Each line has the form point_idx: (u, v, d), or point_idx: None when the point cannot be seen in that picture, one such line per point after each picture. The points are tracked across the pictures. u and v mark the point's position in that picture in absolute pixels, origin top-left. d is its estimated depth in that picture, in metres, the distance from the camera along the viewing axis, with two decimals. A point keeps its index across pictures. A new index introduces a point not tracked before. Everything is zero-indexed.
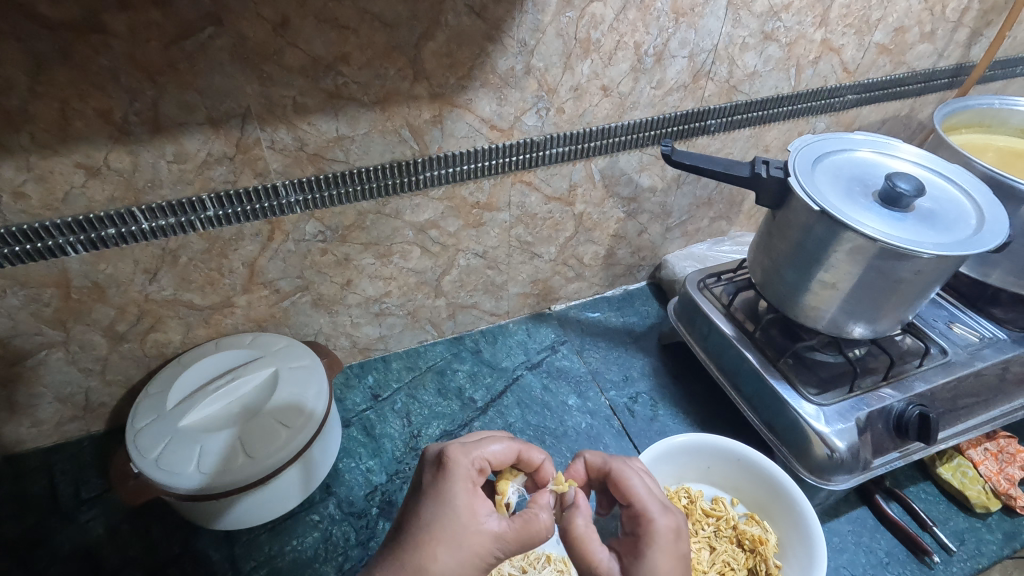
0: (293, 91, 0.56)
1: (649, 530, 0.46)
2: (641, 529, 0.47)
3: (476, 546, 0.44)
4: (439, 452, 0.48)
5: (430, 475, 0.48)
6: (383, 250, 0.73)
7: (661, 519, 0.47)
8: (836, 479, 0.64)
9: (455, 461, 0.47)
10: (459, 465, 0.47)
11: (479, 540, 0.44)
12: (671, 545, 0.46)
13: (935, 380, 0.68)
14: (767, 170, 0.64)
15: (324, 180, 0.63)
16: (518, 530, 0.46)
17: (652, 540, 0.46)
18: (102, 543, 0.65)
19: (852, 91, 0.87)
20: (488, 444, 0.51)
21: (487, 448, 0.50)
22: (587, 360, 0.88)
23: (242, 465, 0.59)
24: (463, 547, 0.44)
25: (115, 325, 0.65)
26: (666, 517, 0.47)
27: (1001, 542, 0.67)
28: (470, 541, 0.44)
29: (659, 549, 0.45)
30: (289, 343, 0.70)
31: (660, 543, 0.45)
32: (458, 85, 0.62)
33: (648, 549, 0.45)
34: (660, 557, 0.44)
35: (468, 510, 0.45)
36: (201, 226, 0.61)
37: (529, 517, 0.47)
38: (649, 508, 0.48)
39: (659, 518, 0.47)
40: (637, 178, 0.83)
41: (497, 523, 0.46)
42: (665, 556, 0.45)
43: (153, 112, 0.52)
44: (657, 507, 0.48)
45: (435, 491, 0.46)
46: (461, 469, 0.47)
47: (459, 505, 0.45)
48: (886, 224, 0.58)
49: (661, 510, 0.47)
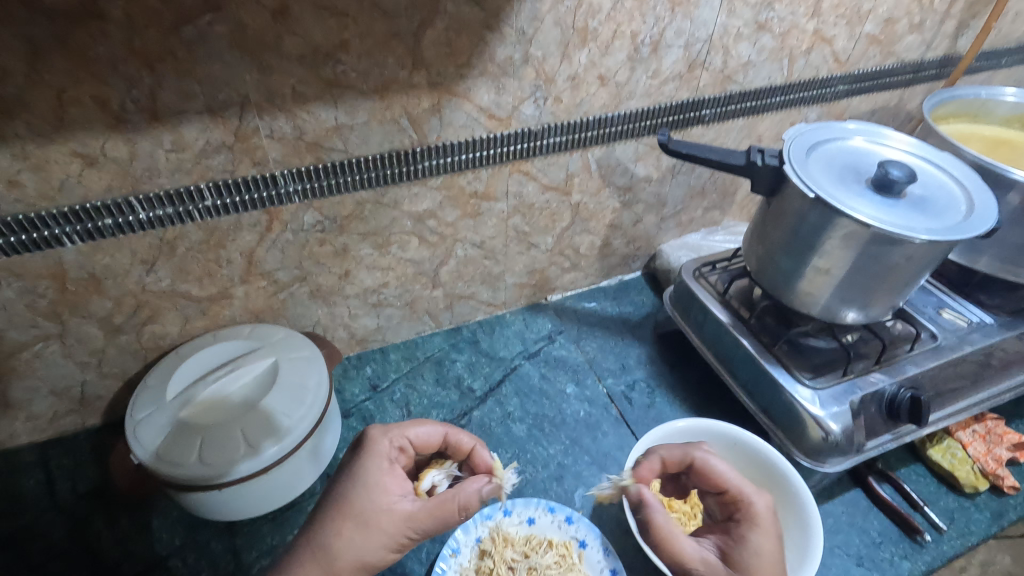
0: (293, 80, 0.56)
1: (752, 515, 0.55)
2: (741, 517, 0.56)
3: (381, 521, 0.51)
4: (364, 434, 0.58)
5: (353, 456, 0.57)
6: (381, 240, 0.73)
7: (758, 499, 0.56)
8: (830, 461, 0.66)
9: (365, 441, 0.57)
10: (360, 470, 0.54)
11: (379, 512, 0.52)
12: (757, 524, 0.54)
13: (925, 364, 0.70)
14: (762, 159, 0.65)
15: (323, 169, 0.63)
16: (429, 511, 0.52)
17: (756, 521, 0.54)
18: (102, 536, 0.65)
19: (843, 81, 0.88)
20: (412, 426, 0.59)
21: (410, 431, 0.59)
22: (584, 349, 0.89)
23: (244, 456, 0.58)
24: (369, 523, 0.51)
25: (112, 316, 0.65)
26: (760, 498, 0.56)
27: (989, 520, 0.69)
28: (371, 515, 0.52)
29: (761, 532, 0.54)
30: (287, 333, 0.70)
31: (759, 525, 0.54)
32: (456, 74, 0.62)
33: (752, 531, 0.54)
34: (762, 536, 0.53)
35: (379, 487, 0.53)
36: (199, 216, 0.61)
37: (445, 499, 0.53)
38: (744, 493, 0.57)
39: (755, 500, 0.56)
40: (633, 168, 0.83)
41: (411, 505, 0.53)
42: (764, 536, 0.54)
43: (151, 100, 0.52)
44: (748, 488, 0.57)
45: (354, 466, 0.55)
46: (379, 449, 0.56)
47: (371, 476, 0.54)
48: (879, 211, 0.59)
49: (756, 492, 0.56)
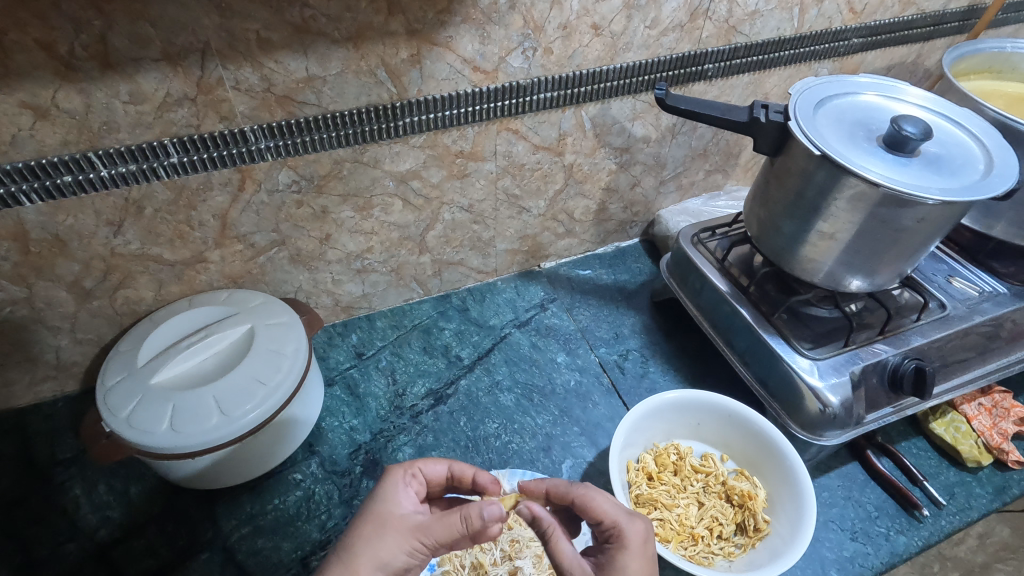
0: (257, 25, 0.52)
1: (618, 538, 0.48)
2: (612, 538, 0.48)
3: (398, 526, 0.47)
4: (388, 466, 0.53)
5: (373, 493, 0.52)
6: (362, 202, 0.70)
7: (629, 525, 0.48)
8: (828, 434, 0.63)
9: (383, 493, 0.50)
10: (385, 498, 0.49)
11: (399, 519, 0.47)
12: (640, 548, 0.47)
13: (932, 334, 0.66)
14: (766, 114, 0.60)
15: (296, 125, 0.59)
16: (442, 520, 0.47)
17: (625, 543, 0.47)
18: (79, 503, 0.64)
19: (857, 34, 0.82)
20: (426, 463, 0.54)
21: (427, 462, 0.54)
22: (577, 318, 0.86)
23: (217, 424, 0.56)
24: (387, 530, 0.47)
25: (81, 281, 0.62)
26: (634, 524, 0.48)
27: (991, 496, 0.67)
28: (391, 520, 0.47)
29: (629, 553, 0.47)
30: (265, 299, 0.67)
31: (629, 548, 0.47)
32: (437, 20, 0.58)
33: (620, 554, 0.47)
34: (631, 562, 0.46)
35: (395, 501, 0.49)
36: (165, 174, 0.58)
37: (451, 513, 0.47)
38: (616, 520, 0.49)
39: (627, 525, 0.48)
40: (630, 127, 0.79)
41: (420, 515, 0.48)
42: (635, 558, 0.46)
43: (102, 45, 0.48)
44: (620, 515, 0.49)
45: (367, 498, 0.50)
46: (395, 472, 0.52)
47: (385, 492, 0.50)
48: (890, 169, 0.55)
49: (631, 517, 0.49)
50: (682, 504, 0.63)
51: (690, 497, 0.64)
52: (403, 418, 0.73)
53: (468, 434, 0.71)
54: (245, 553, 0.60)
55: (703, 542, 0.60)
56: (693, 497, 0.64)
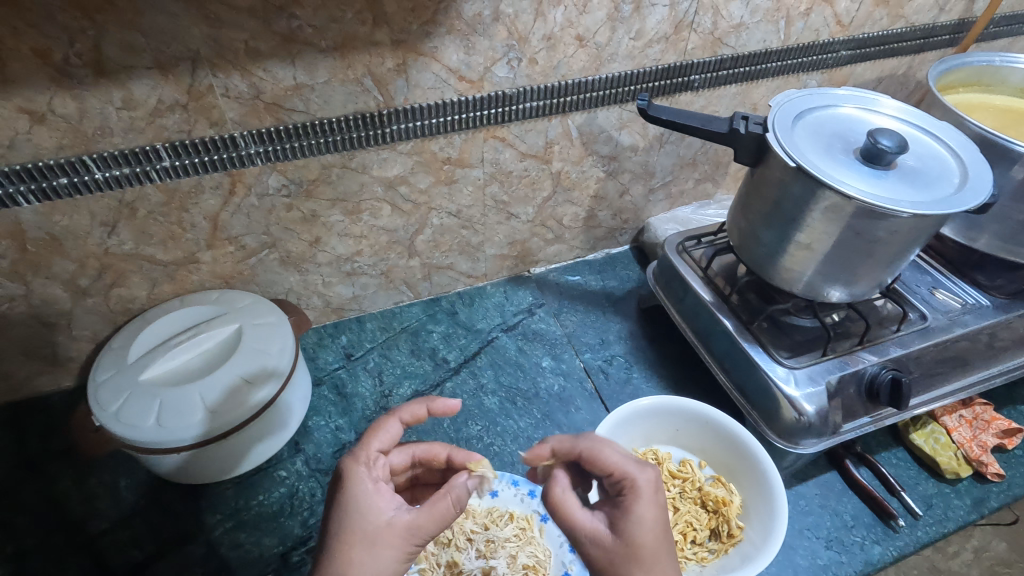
0: (245, 35, 0.53)
1: (629, 488, 0.45)
2: (625, 489, 0.46)
3: (390, 539, 0.42)
4: (333, 469, 0.46)
5: (330, 495, 0.45)
6: (351, 207, 0.72)
7: (641, 474, 0.45)
8: (804, 443, 0.64)
9: (358, 509, 0.43)
10: (363, 511, 0.43)
11: (391, 533, 0.42)
12: (653, 495, 0.45)
13: (911, 345, 0.67)
14: (746, 126, 0.61)
15: (285, 131, 0.61)
16: (429, 516, 0.44)
17: (635, 493, 0.44)
18: (70, 495, 0.66)
19: (845, 46, 0.83)
20: (371, 437, 0.48)
21: (376, 437, 0.48)
22: (564, 323, 0.87)
23: (202, 420, 0.58)
24: (377, 544, 0.42)
25: (76, 279, 0.64)
26: (647, 471, 0.46)
27: (969, 507, 0.67)
28: (382, 536, 0.42)
29: (643, 502, 0.44)
30: (254, 299, 0.69)
31: (644, 498, 0.44)
32: (422, 31, 0.59)
33: (631, 504, 0.44)
34: (645, 511, 0.44)
35: (372, 507, 0.43)
36: (158, 177, 0.60)
37: (437, 497, 0.45)
38: (626, 470, 0.46)
39: (639, 475, 0.45)
40: (616, 136, 0.80)
41: (408, 513, 0.44)
42: (648, 507, 0.44)
43: (95, 53, 0.50)
44: (631, 464, 0.46)
45: (335, 506, 0.44)
46: (357, 473, 0.45)
47: (363, 505, 0.43)
48: (865, 182, 0.56)
49: (642, 466, 0.46)
50: None
51: (665, 503, 0.65)
52: None
53: (451, 436, 0.73)
54: (227, 547, 0.62)
55: (676, 547, 0.61)
56: (669, 502, 0.65)
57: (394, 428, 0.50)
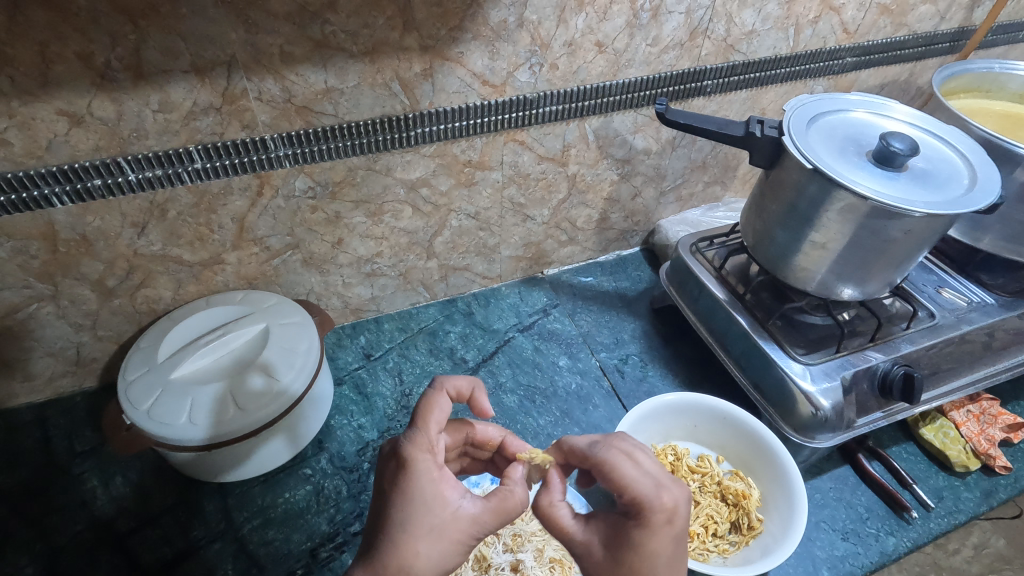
0: (280, 40, 0.55)
1: (640, 515, 0.42)
2: (634, 513, 0.43)
3: (456, 533, 0.43)
4: (397, 448, 0.45)
5: (388, 476, 0.45)
6: (374, 208, 0.73)
7: (655, 500, 0.42)
8: (820, 437, 0.65)
9: (420, 504, 0.43)
10: (429, 506, 0.43)
11: (457, 528, 0.43)
12: (666, 527, 0.42)
13: (921, 342, 0.69)
14: (762, 129, 0.63)
15: (314, 134, 0.63)
16: (496, 508, 0.45)
17: (644, 524, 0.42)
18: (97, 494, 0.66)
19: (851, 53, 0.86)
20: (430, 421, 0.47)
21: (432, 421, 0.48)
22: (579, 323, 0.88)
23: (234, 418, 0.59)
24: (442, 538, 0.42)
25: (104, 279, 0.65)
26: (656, 500, 0.42)
27: (978, 499, 0.69)
28: (448, 530, 0.43)
29: (656, 532, 0.42)
30: (279, 299, 0.70)
31: (653, 526, 0.42)
32: (449, 37, 0.61)
33: (639, 533, 0.42)
34: (650, 542, 0.42)
35: (438, 499, 0.43)
36: (189, 178, 0.61)
37: (505, 492, 0.46)
38: (640, 492, 0.43)
39: (651, 502, 0.42)
40: (631, 140, 0.82)
41: (473, 505, 0.44)
42: (660, 537, 0.42)
43: (136, 57, 0.51)
44: (647, 486, 0.43)
45: (398, 494, 0.43)
46: (423, 461, 0.44)
47: (428, 496, 0.43)
48: (878, 183, 0.58)
49: (659, 490, 0.42)
50: None
51: None
52: (408, 416, 0.75)
53: None
54: (256, 544, 0.63)
55: (698, 540, 0.63)
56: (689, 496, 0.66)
57: (446, 405, 0.49)
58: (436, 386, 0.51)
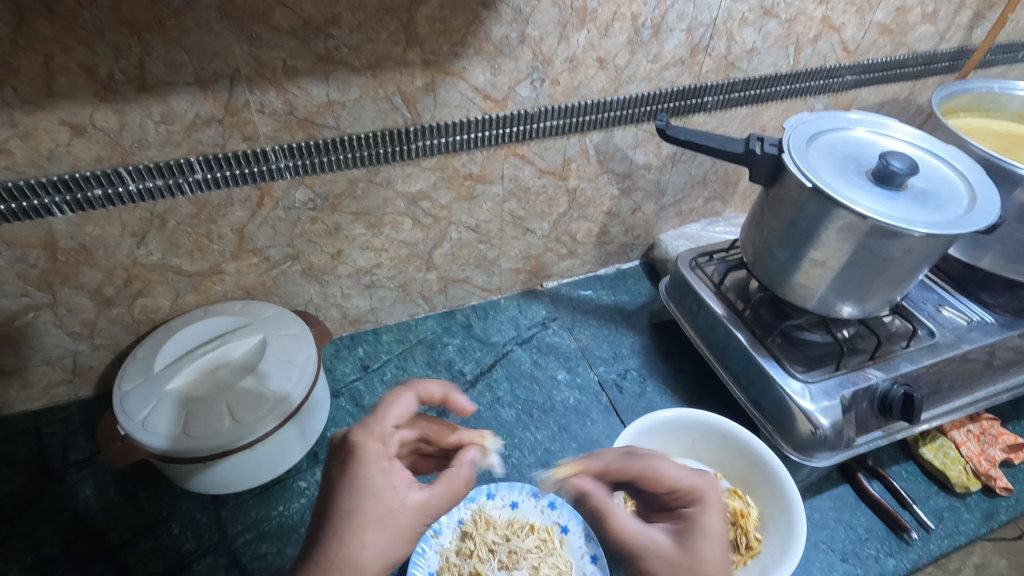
0: (283, 53, 0.55)
1: (699, 498, 0.46)
2: (691, 501, 0.47)
3: (402, 519, 0.44)
4: (344, 438, 0.46)
5: (337, 465, 0.46)
6: (374, 220, 0.73)
7: (705, 482, 0.47)
8: (819, 456, 0.65)
9: (370, 495, 0.43)
10: (376, 496, 0.43)
11: (403, 515, 0.44)
12: (720, 503, 0.46)
13: (921, 361, 0.69)
14: (761, 147, 0.63)
15: (315, 146, 0.63)
16: (441, 494, 0.46)
17: (704, 506, 0.46)
18: (90, 505, 0.66)
19: (851, 72, 0.86)
20: (386, 413, 0.49)
21: (390, 412, 0.49)
22: (577, 337, 0.88)
23: (229, 430, 0.59)
24: (390, 526, 0.43)
25: (103, 288, 0.65)
26: (710, 482, 0.47)
27: (979, 521, 0.68)
28: (393, 516, 0.43)
29: (713, 514, 0.46)
30: (278, 310, 0.70)
31: (710, 507, 0.46)
32: (451, 52, 0.61)
33: (701, 515, 0.45)
34: (713, 523, 0.45)
35: (387, 488, 0.44)
36: (190, 189, 0.61)
37: (452, 476, 0.47)
38: (688, 480, 0.47)
39: (704, 485, 0.47)
40: (632, 154, 0.82)
41: (421, 493, 0.45)
42: (716, 517, 0.45)
43: (140, 69, 0.51)
44: (692, 473, 0.48)
45: (347, 482, 0.44)
46: (372, 450, 0.45)
47: (378, 485, 0.44)
48: (878, 203, 0.58)
49: (706, 477, 0.47)
50: None
51: None
52: None
53: None
54: (249, 558, 0.62)
55: None
56: None
57: (408, 401, 0.51)
58: (403, 385, 0.53)
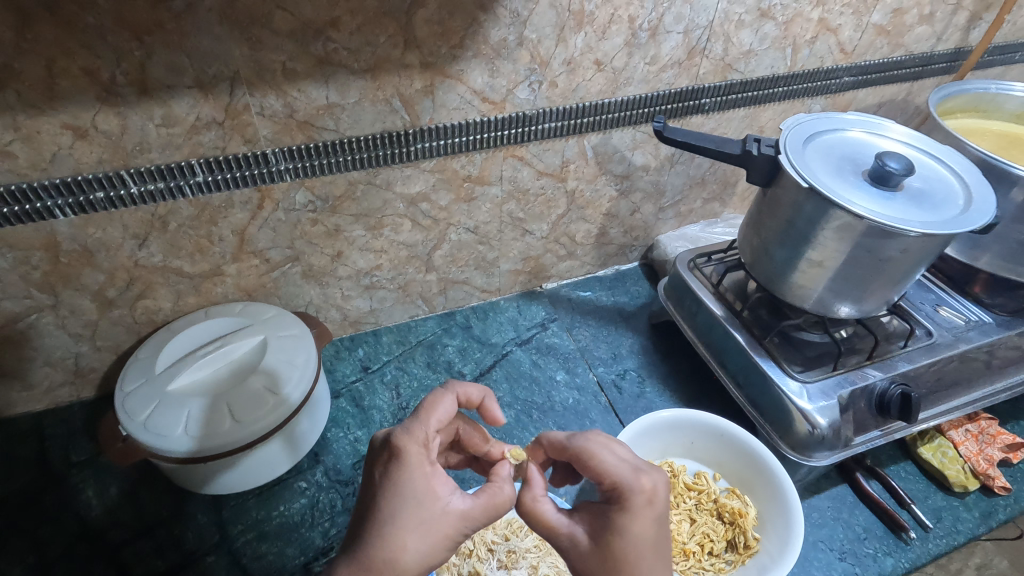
0: (283, 56, 0.56)
1: (623, 499, 0.43)
2: (615, 499, 0.44)
3: (445, 527, 0.43)
4: (387, 442, 0.45)
5: (379, 470, 0.45)
6: (374, 222, 0.73)
7: (633, 482, 0.43)
8: (817, 455, 0.65)
9: (413, 501, 0.42)
10: (419, 503, 0.43)
11: (447, 522, 0.43)
12: (648, 509, 0.43)
13: (919, 361, 0.69)
14: (758, 148, 0.64)
15: (315, 148, 0.63)
16: (485, 505, 0.45)
17: (628, 508, 0.43)
18: (92, 505, 0.66)
19: (848, 73, 0.87)
20: (427, 417, 0.48)
21: (433, 416, 0.48)
22: (577, 338, 0.88)
23: (230, 430, 0.59)
24: (434, 531, 0.42)
25: (104, 290, 0.66)
26: (640, 482, 0.43)
27: (978, 520, 0.68)
28: (438, 523, 0.42)
29: (637, 515, 0.43)
30: (278, 311, 0.70)
31: (633, 509, 0.43)
32: (450, 55, 0.62)
33: (623, 517, 0.43)
34: (633, 525, 0.42)
35: (429, 493, 0.43)
36: (191, 191, 0.61)
37: (494, 489, 0.46)
38: (620, 478, 0.44)
39: (631, 484, 0.43)
40: (630, 156, 0.83)
41: (463, 499, 0.44)
42: (642, 519, 0.43)
43: (141, 73, 0.52)
44: (626, 472, 0.44)
45: (389, 485, 0.43)
46: (413, 455, 0.44)
47: (420, 490, 0.43)
48: (874, 203, 0.58)
49: (636, 474, 0.44)
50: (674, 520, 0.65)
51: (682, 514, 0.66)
52: None
53: None
54: (250, 558, 0.62)
55: (694, 558, 0.63)
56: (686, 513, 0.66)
57: (449, 404, 0.50)
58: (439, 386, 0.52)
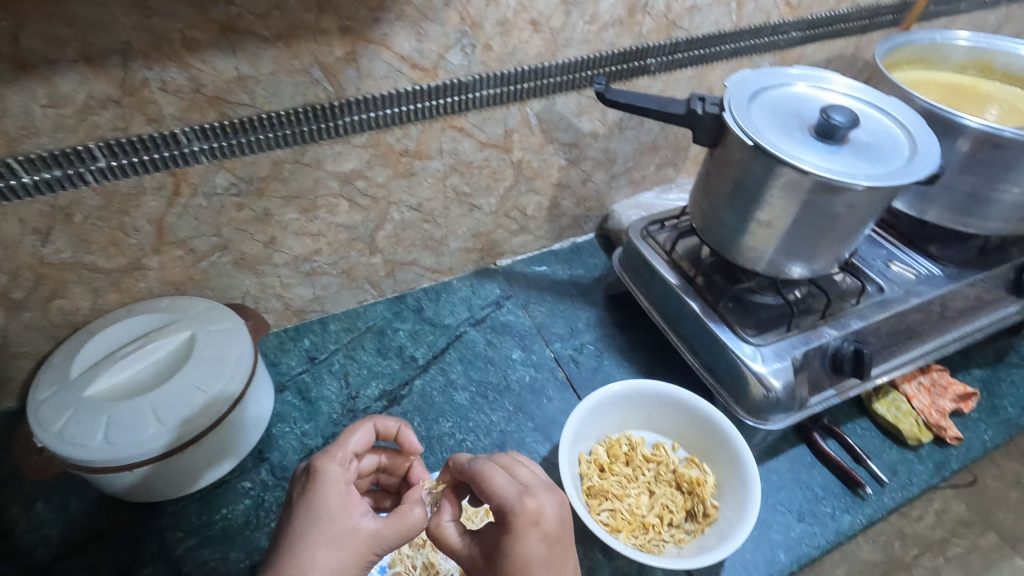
0: (181, 24, 0.50)
1: (508, 521, 0.45)
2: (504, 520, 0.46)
3: (359, 544, 0.44)
4: (307, 463, 0.48)
5: (300, 489, 0.47)
6: (306, 204, 0.69)
7: (517, 506, 0.45)
8: (773, 419, 0.65)
9: (326, 519, 0.44)
10: (329, 520, 0.44)
11: (358, 539, 0.44)
12: (530, 530, 0.44)
13: (871, 317, 0.69)
14: (703, 107, 0.61)
15: (230, 126, 0.58)
16: (395, 527, 0.46)
17: (513, 531, 0.44)
18: (17, 522, 0.62)
19: (795, 28, 0.84)
20: (348, 437, 0.51)
21: (350, 437, 0.51)
22: (532, 314, 0.86)
23: (156, 434, 0.55)
24: (342, 547, 0.44)
25: (9, 292, 0.60)
26: (521, 504, 0.45)
27: (931, 471, 0.69)
28: (348, 538, 0.44)
29: (523, 538, 0.44)
30: (208, 305, 0.66)
31: (518, 532, 0.44)
32: (371, 18, 0.57)
33: (508, 540, 0.44)
34: (522, 548, 0.44)
35: (341, 510, 0.45)
36: (94, 179, 0.56)
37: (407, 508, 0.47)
38: (506, 499, 0.46)
39: (515, 508, 0.45)
40: (576, 122, 0.79)
41: (374, 520, 0.46)
42: (528, 540, 0.44)
43: (15, 46, 0.46)
44: (513, 495, 0.46)
45: (307, 501, 0.46)
46: (331, 472, 0.47)
47: (332, 506, 0.45)
48: (820, 158, 0.57)
49: (518, 497, 0.45)
50: (633, 494, 0.64)
51: (641, 487, 0.65)
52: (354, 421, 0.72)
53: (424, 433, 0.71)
54: (191, 565, 0.59)
55: (654, 530, 0.61)
56: (645, 486, 0.65)
57: (365, 431, 0.52)
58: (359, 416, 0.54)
